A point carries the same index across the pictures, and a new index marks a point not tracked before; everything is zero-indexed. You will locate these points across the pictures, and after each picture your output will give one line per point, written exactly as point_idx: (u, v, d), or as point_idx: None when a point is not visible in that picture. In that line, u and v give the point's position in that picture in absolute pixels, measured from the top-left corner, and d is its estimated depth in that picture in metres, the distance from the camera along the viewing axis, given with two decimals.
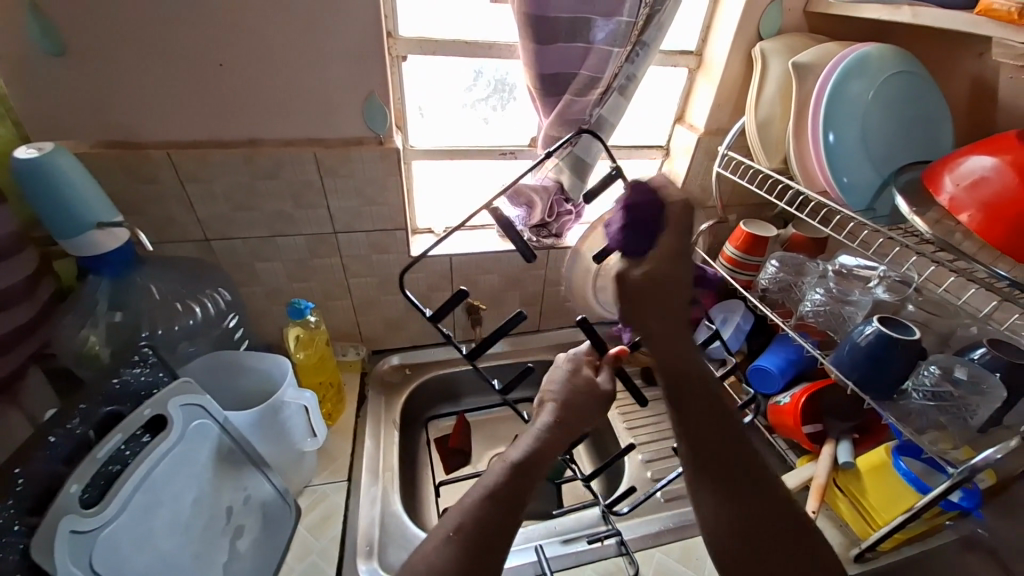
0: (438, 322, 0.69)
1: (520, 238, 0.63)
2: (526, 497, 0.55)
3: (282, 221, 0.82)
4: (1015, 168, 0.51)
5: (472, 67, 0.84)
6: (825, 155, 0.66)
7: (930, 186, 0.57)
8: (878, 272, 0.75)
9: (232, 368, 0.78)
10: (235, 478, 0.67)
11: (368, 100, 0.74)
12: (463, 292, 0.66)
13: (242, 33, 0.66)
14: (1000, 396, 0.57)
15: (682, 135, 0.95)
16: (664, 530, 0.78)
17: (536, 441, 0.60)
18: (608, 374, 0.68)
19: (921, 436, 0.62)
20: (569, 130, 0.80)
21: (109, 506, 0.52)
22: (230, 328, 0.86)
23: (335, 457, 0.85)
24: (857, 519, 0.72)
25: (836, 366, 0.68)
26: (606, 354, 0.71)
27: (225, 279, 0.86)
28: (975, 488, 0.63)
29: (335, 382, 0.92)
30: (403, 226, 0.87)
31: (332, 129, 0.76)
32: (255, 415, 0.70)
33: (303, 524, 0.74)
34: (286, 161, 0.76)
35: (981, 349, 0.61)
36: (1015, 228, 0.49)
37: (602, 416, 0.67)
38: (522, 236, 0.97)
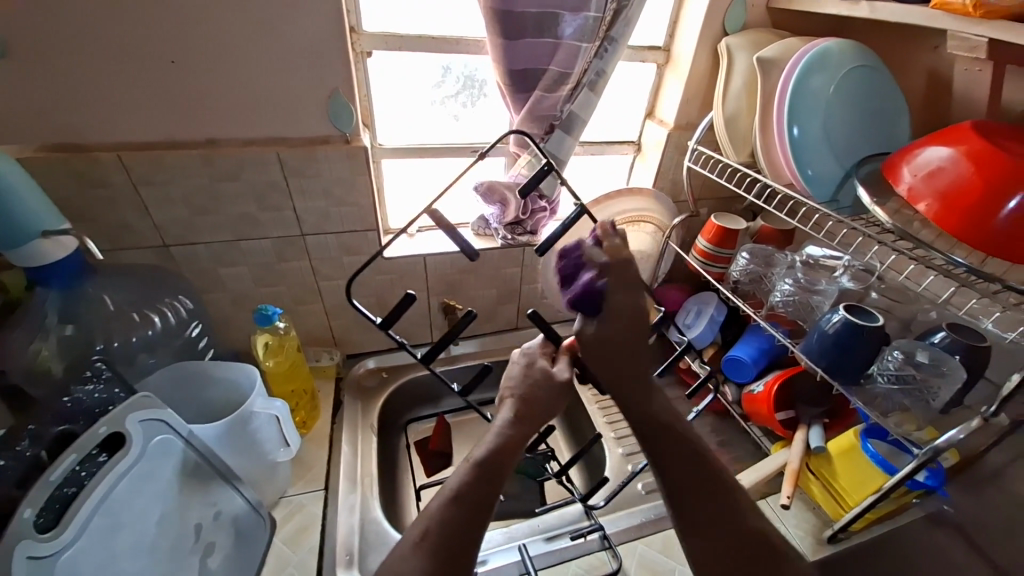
0: (387, 329, 0.67)
1: (462, 237, 0.64)
2: (492, 498, 0.54)
3: (247, 224, 0.79)
4: (969, 158, 0.53)
5: (440, 63, 0.83)
6: (791, 148, 0.67)
7: (890, 176, 0.58)
8: (843, 262, 0.78)
9: (197, 378, 0.74)
10: (203, 494, 0.64)
11: (332, 98, 0.72)
12: (410, 296, 0.65)
13: (194, 28, 0.63)
14: (960, 378, 0.60)
15: (653, 131, 0.96)
16: (645, 522, 0.78)
17: (498, 438, 0.58)
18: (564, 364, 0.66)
19: (886, 419, 0.64)
20: (540, 126, 0.79)
21: (65, 531, 0.49)
22: (194, 337, 0.84)
23: (310, 467, 0.83)
24: (829, 500, 0.75)
25: (806, 353, 0.70)
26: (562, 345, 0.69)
27: (186, 287, 0.82)
28: (939, 467, 0.66)
29: (309, 390, 0.89)
30: (374, 227, 0.85)
31: (296, 128, 0.73)
32: (223, 428, 0.68)
33: (279, 537, 0.72)
34: (248, 162, 0.73)
35: (941, 333, 0.63)
36: (971, 215, 0.51)
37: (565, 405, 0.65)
38: (497, 234, 0.96)
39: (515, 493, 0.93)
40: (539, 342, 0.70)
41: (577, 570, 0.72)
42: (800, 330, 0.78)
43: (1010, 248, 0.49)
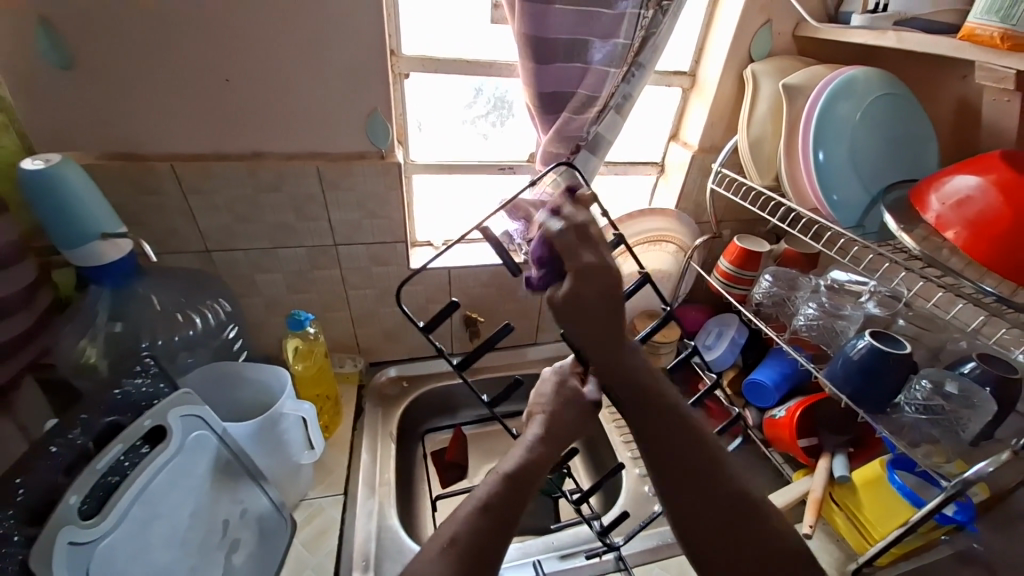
0: (428, 334, 0.68)
1: (508, 254, 0.68)
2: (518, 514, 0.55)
3: (284, 233, 0.83)
4: (998, 188, 0.53)
5: (473, 85, 0.87)
6: (816, 173, 0.68)
7: (917, 204, 0.58)
8: (869, 288, 0.77)
9: (231, 378, 0.77)
10: (232, 491, 0.67)
11: (370, 116, 0.76)
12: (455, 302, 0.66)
13: (248, 50, 0.68)
14: (991, 410, 0.58)
15: (677, 152, 0.97)
16: (662, 544, 0.77)
17: (526, 454, 0.60)
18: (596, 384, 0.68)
19: (915, 450, 0.62)
20: (567, 146, 0.81)
21: (107, 518, 0.52)
22: (230, 339, 0.87)
23: (331, 471, 0.85)
24: (853, 532, 0.73)
25: (829, 379, 0.69)
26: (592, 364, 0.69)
27: (224, 290, 0.86)
28: (968, 501, 0.64)
29: (332, 395, 0.92)
30: (402, 239, 0.88)
31: (334, 143, 0.77)
32: (253, 427, 0.70)
33: (299, 539, 0.74)
34: (289, 174, 0.77)
35: (971, 363, 0.62)
36: (1000, 245, 0.51)
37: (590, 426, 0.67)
38: (520, 250, 0.98)
39: (530, 509, 0.93)
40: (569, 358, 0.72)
41: None
42: (823, 353, 0.78)
43: None
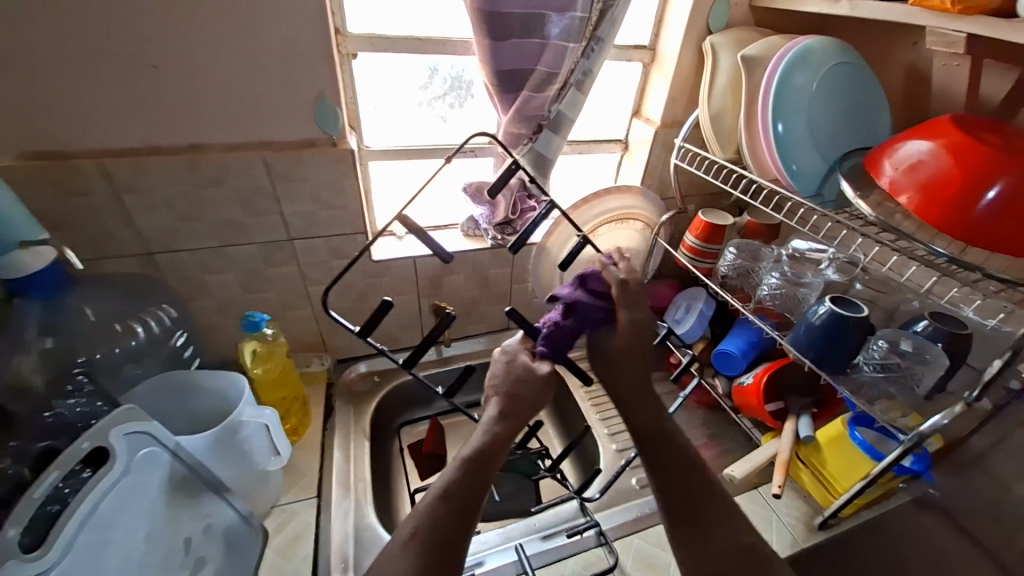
0: (366, 338, 0.66)
1: (434, 242, 0.66)
2: (479, 499, 0.54)
3: (233, 230, 0.77)
4: (947, 152, 0.54)
5: (427, 64, 0.82)
6: (776, 144, 0.68)
7: (872, 171, 0.60)
8: (828, 255, 0.79)
9: (182, 389, 0.73)
10: (192, 507, 0.63)
11: (318, 100, 0.71)
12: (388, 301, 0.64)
13: (175, 31, 0.61)
14: (942, 365, 0.61)
15: (640, 129, 0.96)
16: (641, 516, 0.79)
17: (485, 435, 0.59)
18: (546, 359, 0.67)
19: (873, 407, 0.66)
20: (528, 126, 0.79)
21: (53, 547, 0.48)
22: (179, 347, 0.83)
23: (303, 475, 0.81)
24: (818, 487, 0.77)
25: (794, 345, 0.71)
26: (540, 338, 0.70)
27: (171, 295, 0.80)
28: (924, 452, 0.67)
29: (300, 397, 0.88)
30: (363, 230, 0.84)
31: (280, 130, 0.72)
32: (209, 439, 0.66)
33: (271, 548, 0.71)
34: (233, 166, 0.71)
35: (923, 322, 0.65)
36: (949, 207, 0.52)
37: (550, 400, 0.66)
38: (486, 235, 0.95)
39: (511, 493, 0.93)
40: (519, 340, 0.71)
41: (574, 567, 0.73)
42: (786, 321, 0.80)
43: (992, 236, 0.50)
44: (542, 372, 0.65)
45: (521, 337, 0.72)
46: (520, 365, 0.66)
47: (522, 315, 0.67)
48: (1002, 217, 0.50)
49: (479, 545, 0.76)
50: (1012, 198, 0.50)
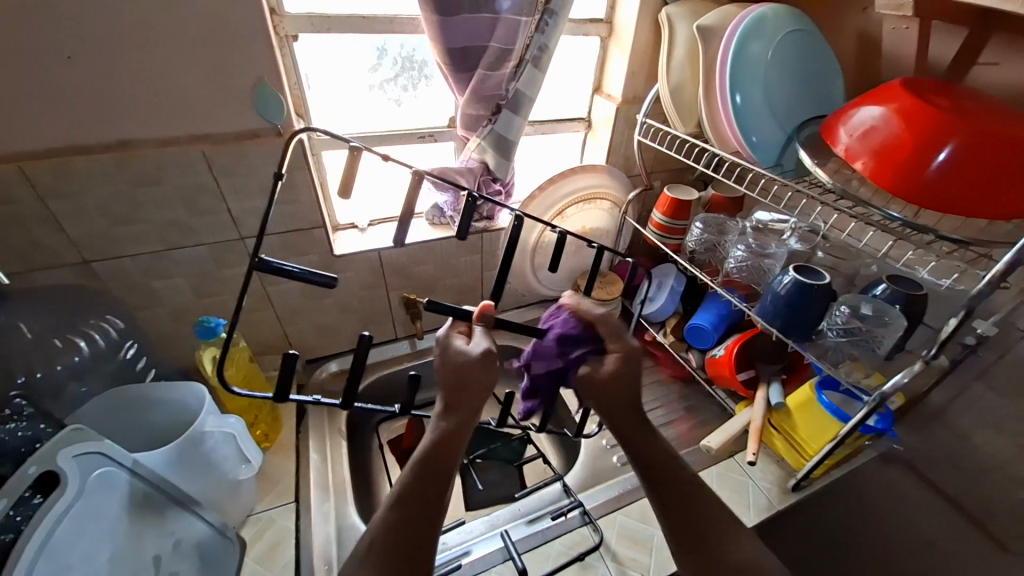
0: (287, 399, 0.53)
1: (295, 269, 0.49)
2: (438, 501, 0.52)
3: (177, 231, 0.73)
4: (899, 116, 0.55)
5: (374, 45, 0.78)
6: (735, 116, 0.68)
7: (828, 138, 0.60)
8: (790, 225, 0.80)
9: (135, 406, 0.70)
10: (159, 524, 0.60)
11: (258, 87, 0.66)
12: (294, 353, 0.51)
13: (86, 17, 0.56)
14: (901, 325, 0.62)
15: (602, 106, 0.95)
16: (624, 493, 0.80)
17: (434, 433, 0.55)
18: (482, 336, 0.58)
19: (838, 370, 0.67)
20: (487, 107, 0.77)
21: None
22: (130, 359, 0.79)
23: (278, 481, 0.78)
24: (790, 451, 0.79)
25: (762, 316, 0.72)
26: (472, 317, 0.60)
27: (116, 305, 0.75)
28: (887, 410, 0.69)
29: (265, 401, 0.86)
30: (320, 224, 0.80)
31: (220, 121, 0.67)
32: (169, 453, 0.63)
33: (251, 556, 0.68)
34: (169, 164, 0.67)
35: (882, 286, 0.66)
36: (902, 172, 0.53)
37: (498, 374, 0.57)
38: (452, 222, 0.94)
39: (494, 481, 0.93)
40: (451, 323, 0.62)
41: (560, 548, 0.72)
42: (754, 293, 0.81)
43: (946, 197, 0.51)
44: (478, 351, 0.57)
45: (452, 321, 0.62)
46: (455, 350, 0.57)
47: (443, 303, 0.56)
48: (954, 176, 0.51)
49: (464, 536, 0.75)
50: (963, 157, 0.51)
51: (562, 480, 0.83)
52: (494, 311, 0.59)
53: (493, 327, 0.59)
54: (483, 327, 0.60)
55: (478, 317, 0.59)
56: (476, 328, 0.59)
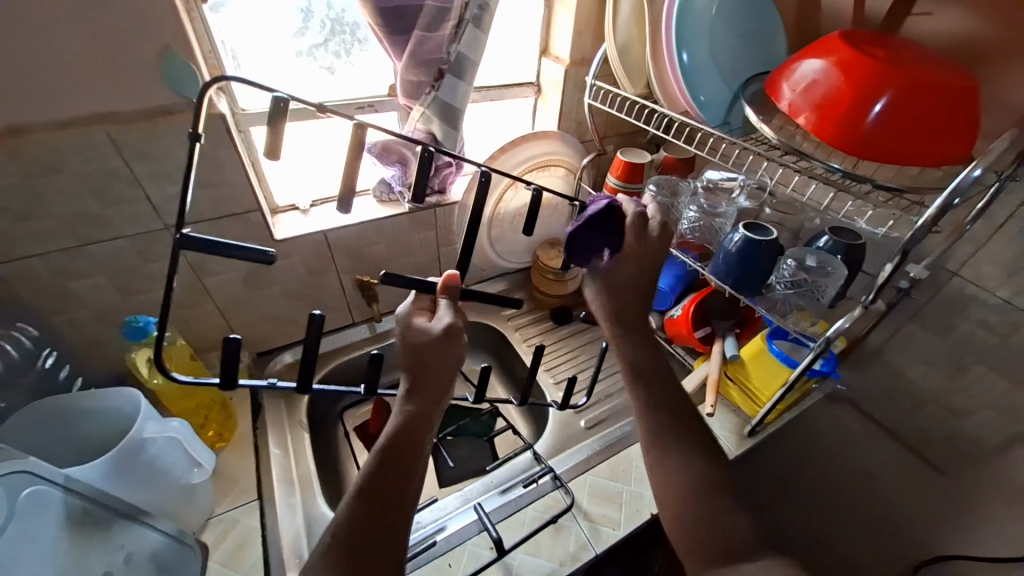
0: (236, 386, 0.48)
1: (230, 248, 0.43)
2: (405, 491, 0.50)
3: (90, 224, 0.65)
4: (838, 68, 0.55)
5: (298, 6, 0.71)
6: (682, 74, 0.67)
7: (772, 94, 0.60)
8: (738, 183, 0.82)
9: (63, 418, 0.64)
10: (103, 540, 0.56)
11: (164, 55, 0.59)
12: (235, 339, 0.46)
13: None
14: (843, 274, 0.66)
15: (550, 69, 0.91)
16: (592, 454, 0.82)
17: (399, 420, 0.52)
18: (445, 311, 0.54)
19: (786, 320, 0.69)
20: (428, 72, 0.72)
21: None
22: (50, 368, 0.71)
23: (237, 480, 0.74)
24: (746, 400, 0.82)
25: (715, 274, 0.74)
26: (436, 288, 0.56)
27: (26, 312, 0.67)
28: (831, 353, 0.72)
29: (216, 400, 0.80)
30: (256, 207, 0.74)
31: (124, 97, 0.60)
32: (107, 465, 0.58)
33: (215, 560, 0.64)
34: (70, 149, 0.59)
35: (824, 238, 0.70)
36: (842, 124, 0.54)
37: (466, 350, 0.54)
38: (402, 198, 0.90)
39: (465, 456, 0.93)
40: (414, 297, 0.57)
41: (534, 513, 0.73)
42: (708, 252, 0.80)
43: (883, 147, 0.53)
44: (440, 328, 0.53)
45: (415, 294, 0.57)
46: (416, 329, 0.53)
47: (401, 273, 0.51)
48: (889, 126, 0.52)
49: (439, 512, 0.75)
50: (896, 108, 0.52)
51: (532, 449, 0.84)
52: (457, 282, 0.55)
53: (456, 301, 0.55)
54: (446, 301, 0.55)
55: (442, 286, 0.55)
56: (441, 302, 0.55)
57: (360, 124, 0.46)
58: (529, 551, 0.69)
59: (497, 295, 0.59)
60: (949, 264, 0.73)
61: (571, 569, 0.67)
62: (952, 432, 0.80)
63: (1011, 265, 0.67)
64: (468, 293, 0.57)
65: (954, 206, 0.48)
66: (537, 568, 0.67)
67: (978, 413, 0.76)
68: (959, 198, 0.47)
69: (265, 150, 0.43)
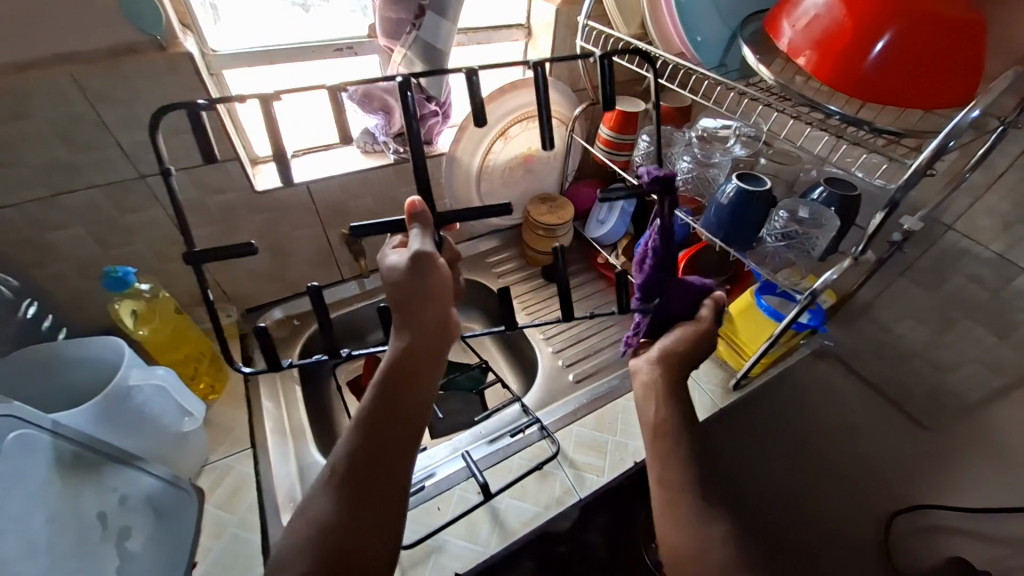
0: (282, 365, 0.57)
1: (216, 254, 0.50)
2: (405, 424, 0.51)
3: (62, 172, 0.63)
4: (843, 1, 0.52)
5: None
6: (677, 13, 0.65)
7: (772, 33, 0.56)
8: (733, 130, 0.78)
9: (51, 367, 0.65)
10: (97, 482, 0.57)
11: None
12: (262, 326, 0.53)
13: None
14: (835, 226, 0.64)
15: (541, 9, 0.86)
16: (580, 406, 0.83)
17: (392, 356, 0.52)
18: (414, 239, 0.52)
19: (776, 275, 0.69)
20: (407, 9, 0.69)
21: None
22: (33, 318, 0.71)
23: (230, 430, 0.76)
24: (732, 353, 0.84)
25: (706, 228, 0.72)
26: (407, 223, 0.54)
27: (5, 262, 0.66)
28: (819, 307, 0.72)
29: (205, 353, 0.82)
30: (233, 156, 0.72)
31: (83, 34, 0.56)
32: (95, 411, 0.59)
33: (212, 503, 0.67)
34: (31, 91, 0.56)
35: (819, 189, 0.67)
36: (844, 64, 0.51)
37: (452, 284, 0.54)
38: (387, 149, 0.87)
39: (455, 409, 0.95)
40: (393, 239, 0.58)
41: (521, 461, 0.75)
42: (700, 206, 0.82)
43: (883, 88, 0.50)
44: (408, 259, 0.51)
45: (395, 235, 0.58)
46: (392, 267, 0.51)
47: (363, 223, 0.52)
48: (890, 65, 0.50)
49: (429, 460, 0.77)
50: (901, 43, 0.49)
51: (521, 401, 0.85)
52: (422, 205, 0.52)
53: (428, 226, 0.53)
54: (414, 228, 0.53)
55: (408, 218, 0.53)
56: (412, 232, 0.53)
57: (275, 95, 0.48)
58: (514, 495, 0.71)
59: (482, 208, 0.55)
60: (945, 217, 0.71)
61: (555, 512, 0.70)
62: None
63: (1008, 216, 0.65)
64: (444, 217, 0.54)
65: (948, 149, 0.46)
66: (522, 512, 0.69)
67: (964, 366, 0.77)
68: (954, 141, 0.46)
69: (206, 156, 0.47)
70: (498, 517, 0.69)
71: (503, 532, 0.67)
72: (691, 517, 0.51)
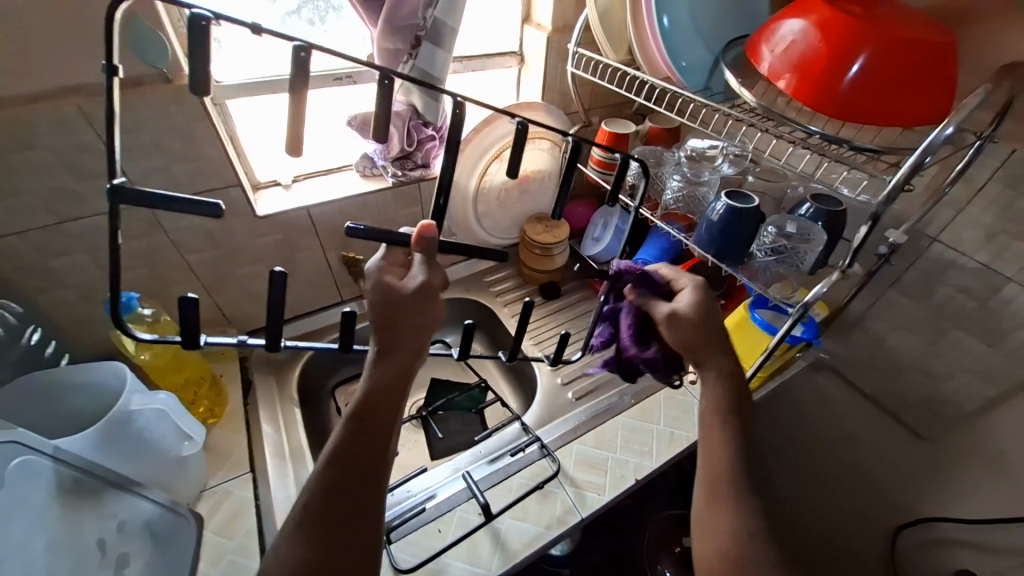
0: (198, 345, 0.47)
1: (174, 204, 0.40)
2: (377, 457, 0.50)
3: (68, 201, 0.65)
4: (817, 29, 0.54)
5: None
6: (663, 40, 0.67)
7: (752, 58, 0.59)
8: (720, 149, 0.82)
9: (54, 392, 0.65)
10: (95, 509, 0.57)
11: (129, 23, 0.58)
12: (193, 297, 0.44)
13: None
14: (822, 240, 0.66)
15: (533, 37, 0.90)
16: (579, 424, 0.83)
17: (370, 384, 0.51)
18: (420, 268, 0.53)
19: (769, 289, 0.71)
20: (404, 39, 0.71)
21: None
22: (35, 344, 0.72)
23: (230, 453, 0.75)
24: None
25: (698, 245, 0.73)
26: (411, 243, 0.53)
27: (10, 290, 0.68)
28: (811, 319, 0.73)
29: (207, 377, 0.82)
30: (235, 182, 0.74)
31: (91, 67, 0.59)
32: (95, 437, 0.59)
33: (210, 530, 0.65)
34: (40, 124, 0.59)
35: (806, 206, 0.69)
36: (821, 86, 0.53)
37: (440, 311, 0.54)
38: (385, 173, 0.90)
39: (455, 429, 0.95)
40: (385, 253, 0.56)
41: (522, 480, 0.75)
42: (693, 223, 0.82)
43: (860, 107, 0.52)
44: (413, 287, 0.52)
45: (387, 250, 0.56)
46: (384, 289, 0.52)
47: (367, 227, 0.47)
48: (865, 87, 0.52)
49: (430, 481, 0.77)
50: (872, 66, 0.52)
51: (520, 420, 0.86)
52: (434, 232, 0.51)
53: (432, 253, 0.52)
54: (424, 254, 0.52)
55: (417, 239, 0.51)
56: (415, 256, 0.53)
57: (304, 47, 0.38)
58: (516, 516, 0.71)
59: (483, 249, 0.54)
60: (929, 229, 0.73)
61: (557, 532, 0.69)
62: (929, 397, 0.80)
63: (989, 228, 0.67)
64: (447, 245, 0.53)
65: (924, 164, 0.48)
66: (523, 533, 0.69)
67: (956, 376, 0.76)
68: (931, 156, 0.48)
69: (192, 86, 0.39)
70: (499, 537, 0.68)
71: (505, 554, 0.67)
72: (730, 506, 0.48)
